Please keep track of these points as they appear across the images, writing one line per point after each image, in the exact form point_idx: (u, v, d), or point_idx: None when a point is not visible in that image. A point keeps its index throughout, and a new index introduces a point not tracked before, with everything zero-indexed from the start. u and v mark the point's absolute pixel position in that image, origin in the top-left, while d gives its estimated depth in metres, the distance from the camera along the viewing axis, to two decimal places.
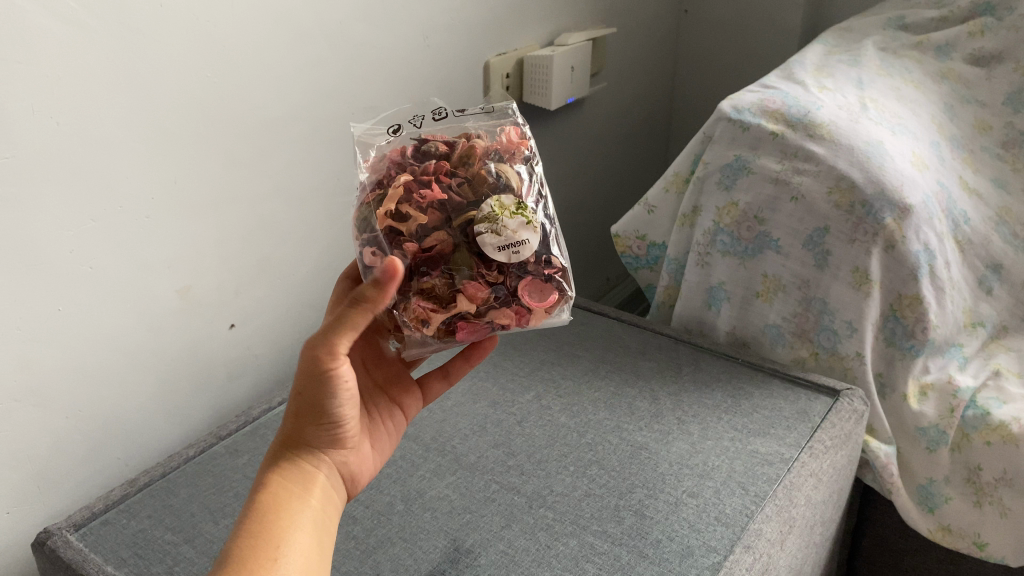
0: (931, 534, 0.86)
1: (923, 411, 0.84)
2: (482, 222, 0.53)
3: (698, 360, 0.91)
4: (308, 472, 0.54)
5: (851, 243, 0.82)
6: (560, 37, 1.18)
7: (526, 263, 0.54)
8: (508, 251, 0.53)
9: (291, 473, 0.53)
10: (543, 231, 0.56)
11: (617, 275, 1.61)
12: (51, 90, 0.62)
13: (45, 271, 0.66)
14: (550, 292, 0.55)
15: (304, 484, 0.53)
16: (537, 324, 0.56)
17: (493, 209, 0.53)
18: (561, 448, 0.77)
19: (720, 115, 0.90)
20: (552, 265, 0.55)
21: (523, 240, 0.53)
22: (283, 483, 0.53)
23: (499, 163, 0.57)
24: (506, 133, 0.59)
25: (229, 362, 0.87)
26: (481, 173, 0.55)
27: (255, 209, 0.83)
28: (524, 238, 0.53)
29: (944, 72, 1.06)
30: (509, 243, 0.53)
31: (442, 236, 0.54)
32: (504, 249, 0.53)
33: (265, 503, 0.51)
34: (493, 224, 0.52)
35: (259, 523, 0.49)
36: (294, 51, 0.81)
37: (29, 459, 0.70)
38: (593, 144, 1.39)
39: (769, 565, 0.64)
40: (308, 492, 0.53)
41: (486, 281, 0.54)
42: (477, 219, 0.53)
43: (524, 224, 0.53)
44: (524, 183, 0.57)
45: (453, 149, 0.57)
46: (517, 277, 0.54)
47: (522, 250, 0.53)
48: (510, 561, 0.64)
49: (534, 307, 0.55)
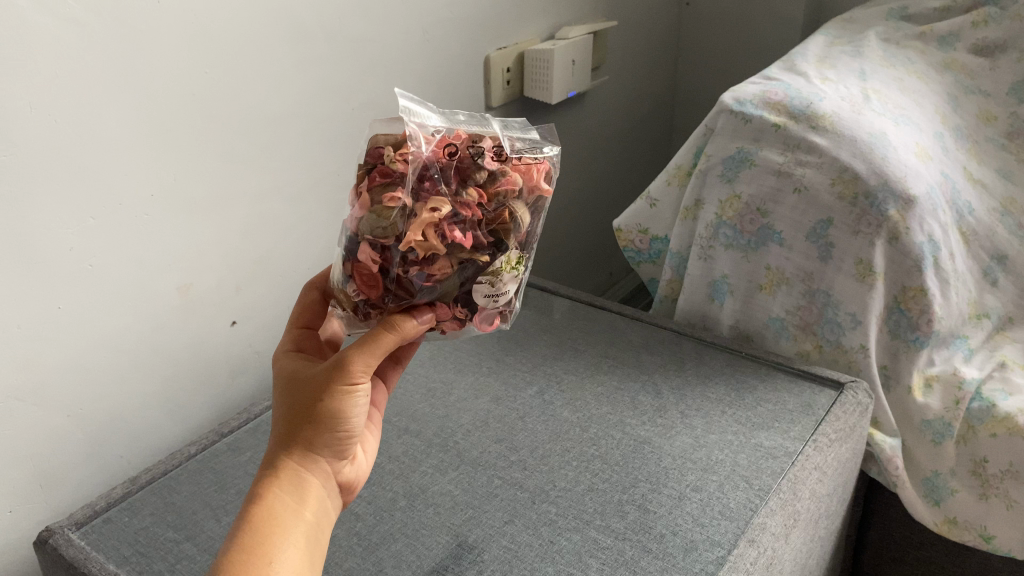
0: (938, 527, 0.85)
1: (929, 403, 0.84)
2: (486, 273, 0.54)
3: (701, 354, 0.91)
4: (304, 483, 0.53)
5: (855, 234, 0.82)
6: (561, 31, 1.17)
7: (496, 308, 0.57)
8: (490, 299, 0.56)
9: (286, 482, 0.52)
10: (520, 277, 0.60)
11: (619, 271, 1.60)
12: (47, 88, 0.62)
13: (46, 270, 0.66)
14: (495, 323, 0.60)
15: (302, 496, 0.53)
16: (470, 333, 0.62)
17: (502, 264, 0.54)
18: (564, 443, 0.77)
19: (722, 107, 0.90)
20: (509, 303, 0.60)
21: (505, 292, 0.56)
22: (276, 494, 0.52)
23: (520, 202, 0.55)
24: (539, 171, 0.56)
25: (231, 360, 0.86)
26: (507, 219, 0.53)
27: (255, 206, 0.83)
28: (507, 291, 0.56)
29: (947, 62, 1.05)
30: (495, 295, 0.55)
31: (444, 267, 0.52)
32: (489, 297, 0.55)
33: (258, 515, 0.50)
34: (493, 278, 0.54)
35: (255, 537, 0.49)
36: (293, 48, 0.80)
37: (30, 458, 0.69)
38: (594, 138, 1.38)
39: (774, 560, 0.64)
40: (304, 504, 0.52)
41: (457, 309, 0.56)
42: (484, 267, 0.54)
43: (513, 279, 0.56)
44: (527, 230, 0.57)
45: (494, 179, 0.53)
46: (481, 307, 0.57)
47: (500, 300, 0.56)
48: (513, 557, 0.64)
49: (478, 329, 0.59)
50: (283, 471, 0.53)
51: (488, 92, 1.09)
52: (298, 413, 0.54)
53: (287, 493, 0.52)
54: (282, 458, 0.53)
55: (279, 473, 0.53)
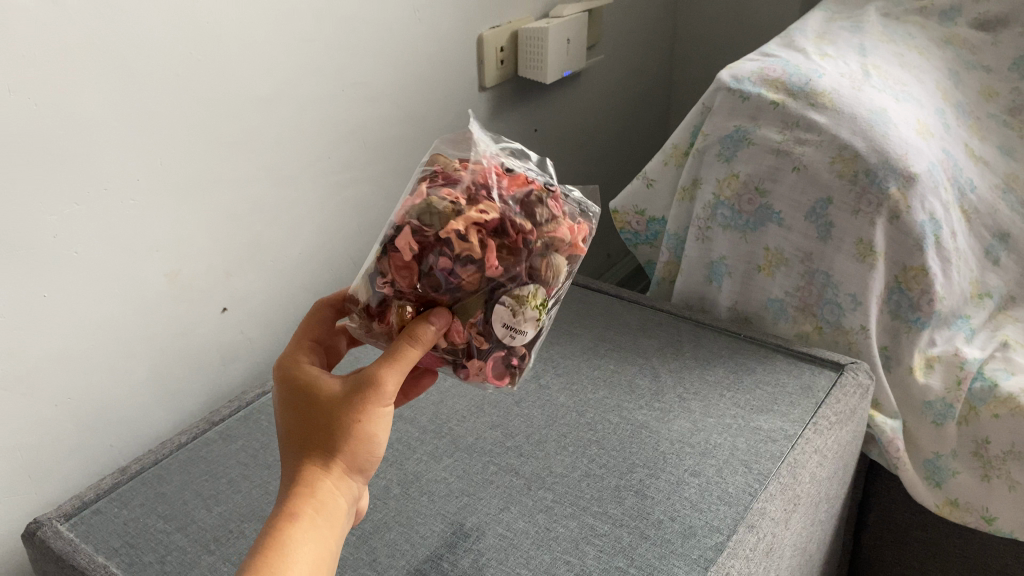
0: (939, 509, 0.85)
1: (929, 384, 0.83)
2: (511, 299, 0.53)
3: (699, 336, 0.89)
4: (334, 511, 0.49)
5: (855, 214, 0.81)
6: (555, 9, 1.14)
7: (504, 349, 0.55)
8: (506, 330, 0.53)
9: (315, 508, 0.48)
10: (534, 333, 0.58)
11: (617, 253, 1.59)
12: (25, 70, 0.60)
13: (29, 257, 0.64)
14: (504, 375, 0.58)
15: (331, 526, 0.48)
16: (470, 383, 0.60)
17: (528, 294, 0.53)
18: (559, 428, 0.76)
19: (719, 85, 0.88)
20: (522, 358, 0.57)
21: (523, 331, 0.54)
22: (302, 517, 0.47)
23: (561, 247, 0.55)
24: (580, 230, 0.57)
25: (222, 346, 0.85)
26: (545, 258, 0.54)
27: (243, 191, 0.81)
28: (524, 330, 0.54)
29: (948, 37, 1.03)
30: (512, 328, 0.53)
31: (474, 277, 0.51)
32: (506, 328, 0.53)
33: (280, 535, 0.46)
34: (517, 305, 0.53)
35: (274, 560, 0.45)
36: (279, 28, 0.78)
37: (17, 447, 0.68)
38: (590, 117, 1.36)
39: (774, 545, 0.63)
40: (333, 535, 0.48)
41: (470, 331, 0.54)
42: (513, 294, 0.52)
43: (535, 319, 0.54)
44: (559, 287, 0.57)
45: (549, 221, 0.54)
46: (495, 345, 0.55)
47: (517, 337, 0.54)
48: (508, 545, 0.63)
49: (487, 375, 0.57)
50: (310, 495, 0.48)
51: (481, 72, 1.07)
52: (329, 432, 0.50)
53: (319, 520, 0.48)
54: (305, 478, 0.49)
55: (308, 497, 0.48)
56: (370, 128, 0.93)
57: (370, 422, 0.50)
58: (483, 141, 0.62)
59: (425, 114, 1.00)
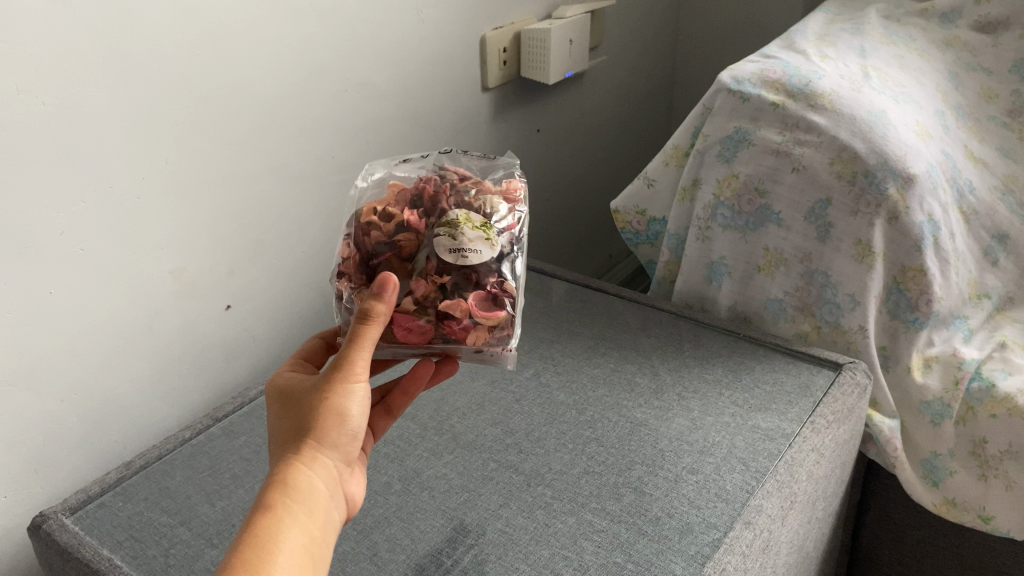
0: (936, 508, 0.85)
1: (927, 383, 0.83)
2: (444, 227, 0.55)
3: (699, 335, 0.90)
4: (312, 497, 0.49)
5: (854, 214, 0.81)
6: (558, 10, 1.15)
7: (473, 281, 0.55)
8: (458, 254, 0.54)
9: (292, 495, 0.48)
10: (512, 263, 0.57)
11: (620, 253, 1.60)
12: (34, 70, 0.61)
13: (37, 255, 0.65)
14: (497, 311, 0.56)
15: (309, 513, 0.48)
16: (476, 342, 0.56)
17: (458, 219, 0.56)
18: (560, 426, 0.76)
19: (719, 86, 0.88)
20: (506, 288, 0.56)
21: (476, 251, 0.55)
22: (279, 505, 0.48)
23: (488, 190, 0.60)
24: (508, 181, 0.62)
25: (227, 343, 0.86)
26: (471, 197, 0.58)
27: (247, 190, 0.82)
28: (477, 249, 0.55)
29: (949, 40, 1.04)
30: (460, 248, 0.54)
31: (409, 233, 0.57)
32: (454, 252, 0.54)
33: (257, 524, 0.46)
34: (452, 229, 0.55)
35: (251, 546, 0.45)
36: (285, 29, 0.79)
37: (23, 441, 0.69)
38: (593, 118, 1.37)
39: (770, 543, 0.63)
40: (312, 520, 0.48)
41: (434, 281, 0.55)
42: (442, 224, 0.56)
43: (482, 238, 0.55)
44: (513, 220, 0.59)
45: (463, 179, 0.61)
46: (470, 287, 0.55)
47: (472, 257, 0.55)
48: (508, 540, 0.64)
49: (478, 319, 0.55)
50: (288, 483, 0.49)
51: (484, 73, 1.07)
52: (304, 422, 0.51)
53: (296, 507, 0.48)
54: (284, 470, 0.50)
55: (285, 485, 0.49)
56: (374, 128, 0.94)
57: (341, 400, 0.51)
58: (382, 167, 0.67)
59: (428, 115, 1.01)
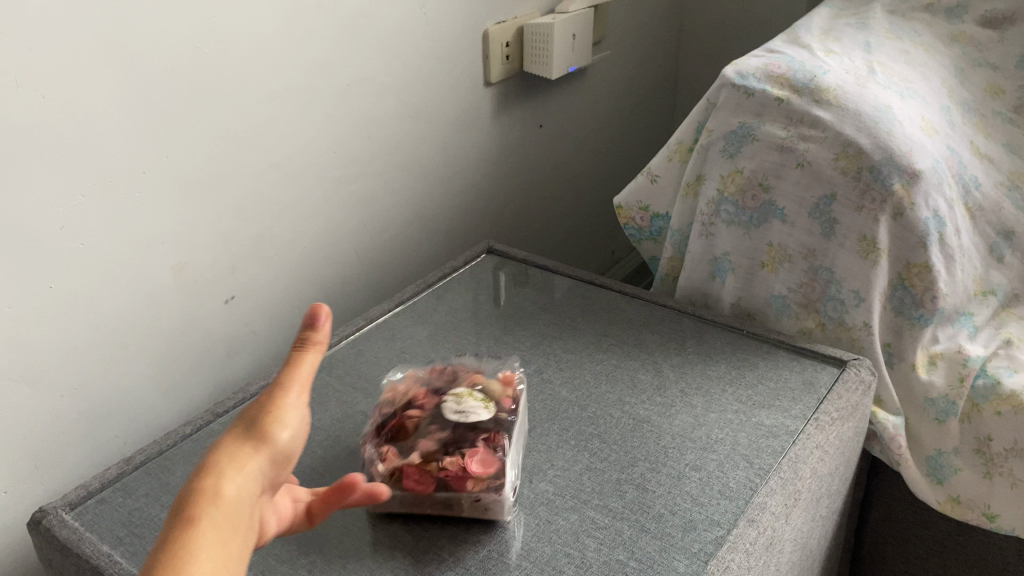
0: (941, 506, 0.84)
1: (932, 381, 0.83)
2: (449, 400, 0.67)
3: (702, 331, 0.89)
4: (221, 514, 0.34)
5: (859, 210, 0.81)
6: (561, 4, 1.14)
7: (471, 438, 0.64)
8: (460, 415, 0.65)
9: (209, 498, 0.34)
10: (506, 427, 0.66)
11: (622, 249, 1.59)
12: (33, 63, 0.60)
13: (37, 250, 0.65)
14: (491, 466, 0.63)
15: (224, 527, 0.34)
16: (475, 489, 0.62)
17: (462, 392, 0.68)
18: (562, 423, 0.76)
19: (723, 81, 0.88)
20: (499, 439, 0.64)
21: (474, 412, 0.65)
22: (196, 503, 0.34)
23: (487, 383, 0.70)
24: (506, 373, 0.72)
25: (227, 338, 0.85)
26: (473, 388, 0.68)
27: (248, 185, 0.81)
28: (475, 411, 0.65)
29: (954, 35, 1.03)
30: (461, 411, 0.65)
31: (421, 409, 0.67)
32: (457, 413, 0.65)
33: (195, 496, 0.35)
34: (456, 399, 0.67)
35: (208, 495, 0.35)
36: (286, 23, 0.78)
37: (22, 437, 0.69)
38: (595, 114, 1.36)
39: (774, 540, 0.63)
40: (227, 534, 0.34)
41: (439, 436, 0.64)
42: (447, 401, 0.67)
43: (479, 404, 0.66)
44: (507, 400, 0.68)
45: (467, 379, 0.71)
46: (469, 444, 0.64)
47: (471, 416, 0.65)
48: (510, 537, 0.63)
49: (475, 471, 0.62)
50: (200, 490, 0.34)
51: (486, 67, 1.07)
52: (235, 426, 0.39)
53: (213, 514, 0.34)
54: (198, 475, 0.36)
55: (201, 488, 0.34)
56: (376, 123, 0.93)
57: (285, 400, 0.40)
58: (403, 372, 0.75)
59: (430, 110, 1.00)
